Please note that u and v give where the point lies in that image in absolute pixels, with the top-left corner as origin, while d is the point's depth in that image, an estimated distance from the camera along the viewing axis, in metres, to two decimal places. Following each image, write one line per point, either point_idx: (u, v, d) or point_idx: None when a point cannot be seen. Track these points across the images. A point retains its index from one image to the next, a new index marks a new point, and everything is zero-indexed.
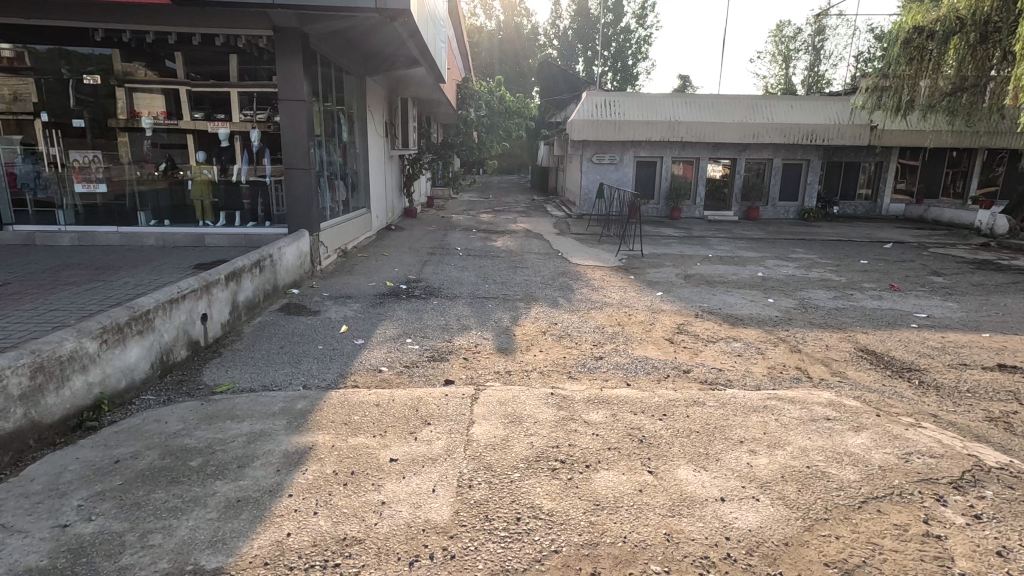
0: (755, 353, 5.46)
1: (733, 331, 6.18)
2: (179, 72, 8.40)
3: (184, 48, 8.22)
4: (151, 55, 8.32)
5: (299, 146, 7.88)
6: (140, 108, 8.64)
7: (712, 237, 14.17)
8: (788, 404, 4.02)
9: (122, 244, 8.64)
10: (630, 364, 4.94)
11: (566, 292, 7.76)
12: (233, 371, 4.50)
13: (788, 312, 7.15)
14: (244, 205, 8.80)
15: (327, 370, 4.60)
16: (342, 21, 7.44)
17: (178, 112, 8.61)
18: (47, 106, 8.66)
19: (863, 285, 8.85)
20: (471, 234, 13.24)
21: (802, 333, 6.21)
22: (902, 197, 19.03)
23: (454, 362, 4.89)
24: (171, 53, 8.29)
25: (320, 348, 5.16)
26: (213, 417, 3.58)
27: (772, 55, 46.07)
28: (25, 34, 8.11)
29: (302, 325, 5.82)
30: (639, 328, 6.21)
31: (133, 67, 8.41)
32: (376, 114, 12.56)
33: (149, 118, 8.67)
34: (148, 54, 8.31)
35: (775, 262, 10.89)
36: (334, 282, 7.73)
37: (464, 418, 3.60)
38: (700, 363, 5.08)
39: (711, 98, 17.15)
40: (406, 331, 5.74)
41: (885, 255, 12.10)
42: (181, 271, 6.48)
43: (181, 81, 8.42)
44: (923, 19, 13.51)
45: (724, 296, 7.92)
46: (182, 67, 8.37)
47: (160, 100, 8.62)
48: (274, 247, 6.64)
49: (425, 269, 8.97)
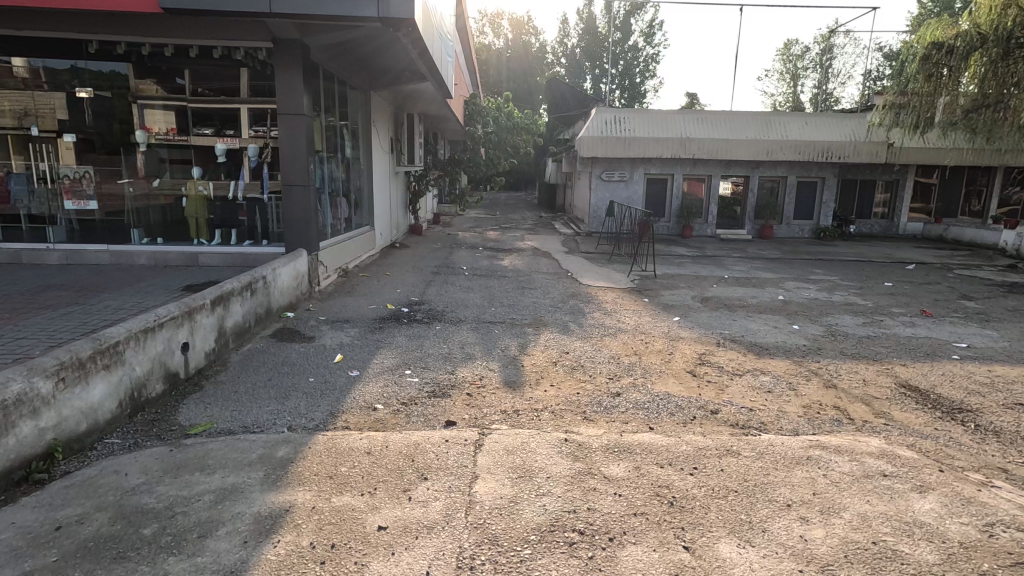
0: (787, 390, 4.97)
1: (760, 362, 5.71)
2: (186, 88, 8.17)
3: (192, 64, 8.01)
4: (157, 70, 8.08)
5: (298, 161, 7.54)
6: (153, 124, 8.37)
7: (726, 256, 13.71)
8: (835, 455, 3.52)
9: (111, 263, 8.35)
10: (650, 402, 4.48)
11: (578, 317, 7.30)
12: (210, 409, 4.07)
13: (815, 340, 6.67)
14: (241, 222, 8.44)
15: (316, 408, 4.15)
16: (343, 32, 7.13)
17: (188, 129, 8.36)
18: (59, 122, 8.43)
19: (892, 310, 8.35)
20: (478, 252, 12.83)
21: (836, 365, 5.72)
22: (920, 215, 18.51)
23: (457, 400, 4.43)
24: (178, 69, 8.06)
25: (311, 380, 4.75)
26: (179, 467, 3.14)
27: (780, 74, 46.08)
28: (31, 48, 7.88)
29: (294, 353, 5.40)
30: (658, 359, 5.73)
31: (147, 84, 8.17)
32: (381, 130, 12.27)
33: (160, 135, 8.40)
34: (156, 69, 8.07)
35: (795, 284, 10.40)
36: (332, 305, 7.32)
37: (466, 473, 3.16)
38: (729, 402, 4.59)
39: (724, 115, 16.82)
40: (405, 361, 5.30)
41: (909, 276, 11.56)
42: (168, 293, 6.09)
43: (188, 97, 8.19)
44: (942, 35, 13.16)
45: (746, 322, 7.44)
46: (189, 83, 8.14)
47: (172, 117, 8.35)
48: (267, 268, 6.25)
49: (429, 290, 8.54)
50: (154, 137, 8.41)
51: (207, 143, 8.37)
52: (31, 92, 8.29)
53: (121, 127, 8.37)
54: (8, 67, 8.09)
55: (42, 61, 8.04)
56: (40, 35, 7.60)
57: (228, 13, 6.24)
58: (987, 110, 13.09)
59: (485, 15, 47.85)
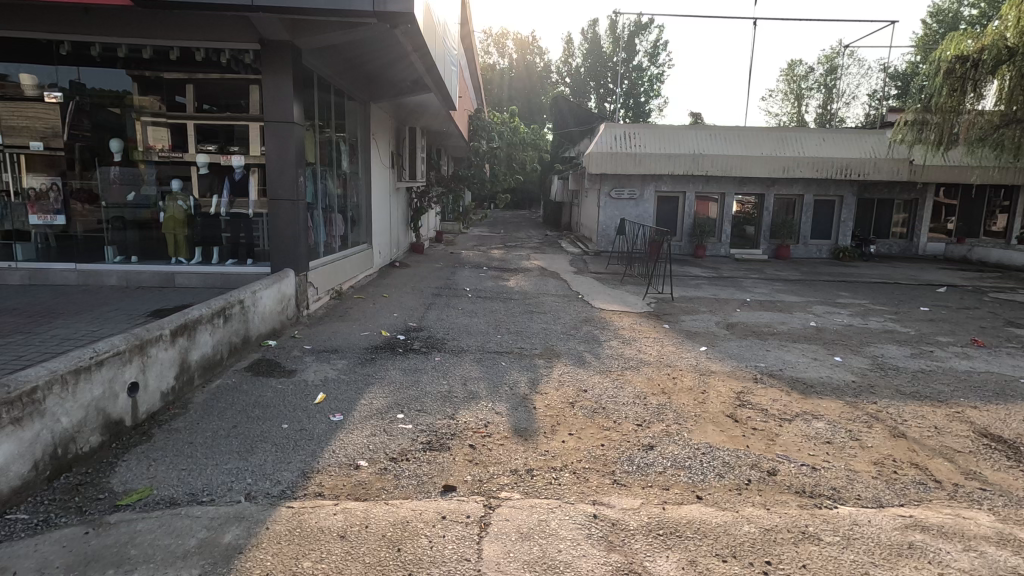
0: (849, 440, 4.21)
1: (809, 404, 4.92)
2: (189, 106, 7.53)
3: (199, 80, 7.45)
4: (160, 85, 7.50)
5: (286, 173, 6.90)
6: (144, 139, 7.70)
7: (744, 278, 12.97)
8: (944, 541, 2.76)
9: (80, 283, 7.63)
10: (691, 458, 3.70)
11: (593, 346, 6.54)
12: (153, 468, 3.31)
13: (863, 376, 5.88)
14: (223, 239, 7.76)
15: (284, 467, 3.38)
16: (338, 33, 6.52)
17: (191, 148, 7.64)
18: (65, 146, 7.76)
19: (939, 339, 7.58)
20: (482, 272, 12.08)
21: (895, 406, 4.97)
22: (941, 235, 17.77)
23: (458, 453, 3.68)
24: (182, 86, 7.49)
25: (286, 427, 3.98)
26: (88, 563, 2.41)
27: (785, 94, 45.92)
28: (13, 53, 7.34)
29: (269, 393, 4.64)
30: (691, 401, 4.94)
31: (147, 99, 7.57)
32: (382, 144, 11.67)
33: (154, 152, 7.72)
34: (158, 84, 7.50)
35: (824, 309, 9.64)
36: (319, 332, 6.56)
37: (468, 572, 2.44)
38: (785, 458, 3.81)
39: (737, 131, 16.25)
40: (397, 402, 4.54)
41: (944, 301, 10.78)
42: (130, 320, 5.37)
43: (190, 114, 7.53)
44: (966, 49, 12.70)
45: (781, 353, 6.66)
46: (193, 101, 7.51)
47: (164, 133, 7.65)
48: (244, 291, 5.53)
49: (429, 314, 7.80)
50: (130, 148, 7.71)
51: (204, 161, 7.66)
52: (28, 104, 7.65)
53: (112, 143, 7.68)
54: (12, 84, 7.54)
55: (17, 65, 7.43)
56: (7, 36, 7.12)
57: (209, 8, 5.63)
58: (1013, 127, 12.56)
59: (489, 35, 47.81)
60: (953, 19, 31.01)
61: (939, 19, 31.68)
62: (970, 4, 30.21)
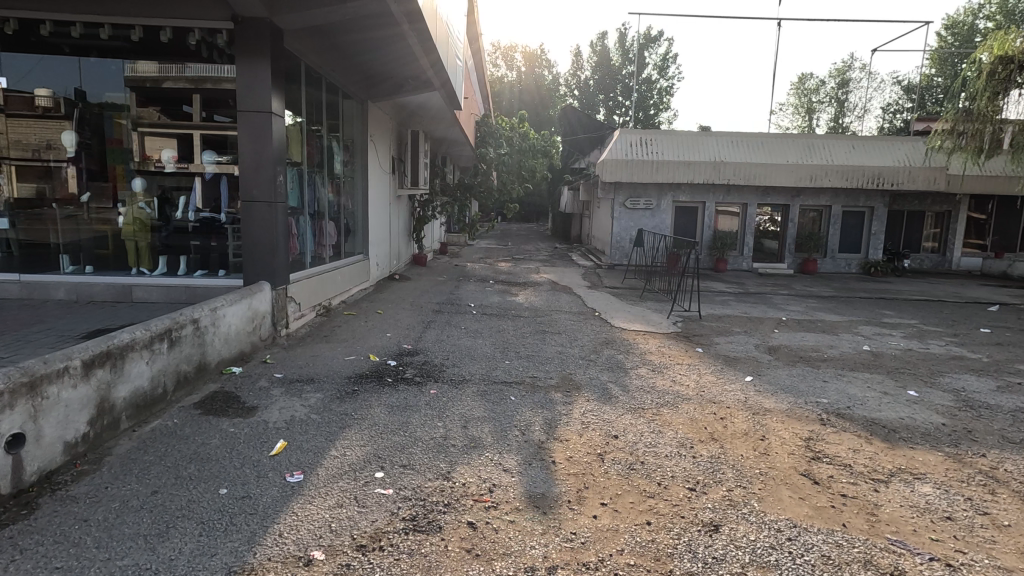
0: (975, 514, 3.16)
1: (901, 458, 3.86)
2: (195, 115, 6.80)
3: (206, 89, 6.77)
4: (161, 95, 6.85)
5: (263, 170, 5.95)
6: (122, 137, 6.94)
7: (773, 294, 11.90)
8: None
9: (23, 297, 6.70)
10: (777, 550, 2.66)
11: (618, 375, 5.52)
12: (13, 568, 2.31)
13: (953, 417, 4.79)
14: (191, 247, 6.89)
15: (203, 567, 2.37)
16: (323, 7, 5.63)
17: (196, 158, 6.80)
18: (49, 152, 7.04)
19: (1018, 368, 6.51)
20: (488, 286, 11.09)
21: (1010, 461, 3.90)
22: (976, 250, 16.65)
23: (453, 538, 2.66)
24: (188, 95, 6.81)
25: (223, 495, 2.96)
26: None
27: (795, 108, 45.06)
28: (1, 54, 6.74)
29: (216, 439, 3.64)
30: (750, 451, 3.88)
31: (149, 111, 6.90)
32: (381, 147, 10.77)
33: (156, 164, 6.92)
34: (160, 93, 6.84)
35: (872, 329, 8.59)
36: (297, 357, 5.57)
37: None
38: (903, 547, 2.77)
39: (761, 138, 15.26)
40: (377, 454, 3.52)
41: (1001, 321, 9.65)
42: (56, 344, 4.42)
43: (196, 124, 6.78)
44: (1010, 49, 11.34)
45: (842, 385, 5.59)
46: (199, 110, 6.81)
47: (172, 144, 6.87)
48: (199, 308, 4.55)
49: (427, 334, 6.81)
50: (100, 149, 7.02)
51: (187, 166, 6.84)
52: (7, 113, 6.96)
53: (106, 150, 7.02)
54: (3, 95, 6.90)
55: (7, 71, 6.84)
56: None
57: None
58: None
59: (497, 48, 47.53)
60: (968, 32, 30.13)
61: (954, 32, 30.80)
62: (985, 16, 29.37)
